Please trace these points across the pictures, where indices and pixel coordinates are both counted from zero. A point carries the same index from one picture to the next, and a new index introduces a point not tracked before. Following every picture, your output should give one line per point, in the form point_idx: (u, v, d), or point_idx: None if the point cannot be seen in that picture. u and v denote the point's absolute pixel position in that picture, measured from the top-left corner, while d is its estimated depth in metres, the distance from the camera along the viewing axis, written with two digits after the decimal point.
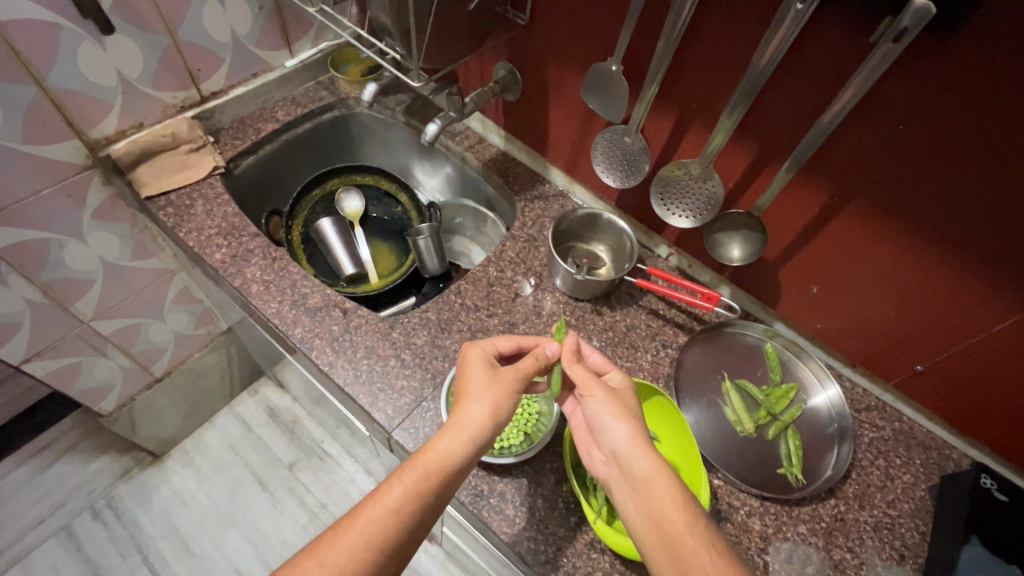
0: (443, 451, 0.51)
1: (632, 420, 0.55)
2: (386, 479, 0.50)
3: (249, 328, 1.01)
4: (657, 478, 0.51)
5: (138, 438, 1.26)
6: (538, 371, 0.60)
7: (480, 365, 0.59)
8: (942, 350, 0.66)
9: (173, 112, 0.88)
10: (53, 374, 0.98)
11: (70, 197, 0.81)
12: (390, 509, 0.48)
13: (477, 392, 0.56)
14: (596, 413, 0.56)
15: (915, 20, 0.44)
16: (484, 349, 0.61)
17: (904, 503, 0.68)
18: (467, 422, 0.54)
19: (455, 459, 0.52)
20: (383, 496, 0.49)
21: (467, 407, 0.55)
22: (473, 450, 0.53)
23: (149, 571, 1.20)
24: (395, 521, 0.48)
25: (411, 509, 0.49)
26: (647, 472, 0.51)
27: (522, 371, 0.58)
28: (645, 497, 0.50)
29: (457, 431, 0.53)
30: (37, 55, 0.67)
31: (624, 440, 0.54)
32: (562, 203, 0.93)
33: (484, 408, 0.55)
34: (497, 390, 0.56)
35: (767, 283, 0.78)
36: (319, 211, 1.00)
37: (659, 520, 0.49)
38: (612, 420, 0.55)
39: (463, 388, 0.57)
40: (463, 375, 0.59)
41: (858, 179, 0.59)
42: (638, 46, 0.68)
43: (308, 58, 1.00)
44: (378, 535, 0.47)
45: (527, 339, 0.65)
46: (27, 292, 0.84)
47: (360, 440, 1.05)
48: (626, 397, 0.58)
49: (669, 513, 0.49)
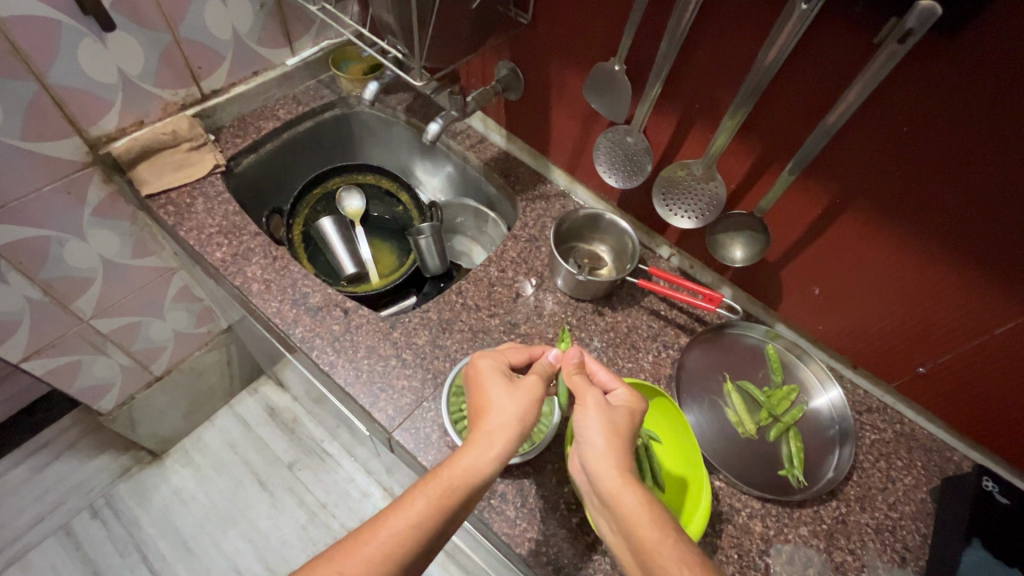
0: (467, 466, 0.51)
1: (612, 433, 0.55)
2: (407, 491, 0.50)
3: (250, 327, 1.01)
4: (624, 492, 0.51)
5: (137, 436, 1.25)
6: (548, 381, 0.60)
7: (498, 376, 0.59)
8: (943, 352, 0.66)
9: (173, 110, 0.88)
10: (53, 373, 0.98)
11: (70, 195, 0.81)
12: (411, 523, 0.48)
13: (500, 407, 0.55)
14: (582, 425, 0.55)
15: (921, 21, 0.43)
16: (499, 360, 0.61)
17: (905, 505, 0.68)
18: (493, 437, 0.53)
19: (479, 476, 0.51)
20: (404, 508, 0.48)
21: (492, 422, 0.54)
22: (498, 466, 0.52)
23: (148, 570, 1.20)
24: (415, 535, 0.48)
25: (432, 524, 0.48)
26: (620, 491, 0.51)
27: (541, 383, 0.59)
28: (620, 513, 0.50)
29: (480, 448, 0.52)
30: (37, 52, 0.67)
31: (597, 456, 0.53)
32: (563, 202, 0.92)
33: (509, 423, 0.54)
34: (520, 403, 0.56)
35: (769, 284, 0.77)
36: (320, 210, 1.00)
37: (635, 534, 0.48)
38: (593, 434, 0.54)
39: (483, 401, 0.57)
40: (481, 387, 0.58)
41: (864, 181, 0.59)
42: (641, 45, 0.68)
43: (309, 56, 1.00)
44: (398, 548, 0.47)
45: (537, 349, 0.66)
46: (27, 290, 0.84)
47: (360, 440, 1.05)
48: (622, 413, 0.57)
49: (642, 528, 0.48)
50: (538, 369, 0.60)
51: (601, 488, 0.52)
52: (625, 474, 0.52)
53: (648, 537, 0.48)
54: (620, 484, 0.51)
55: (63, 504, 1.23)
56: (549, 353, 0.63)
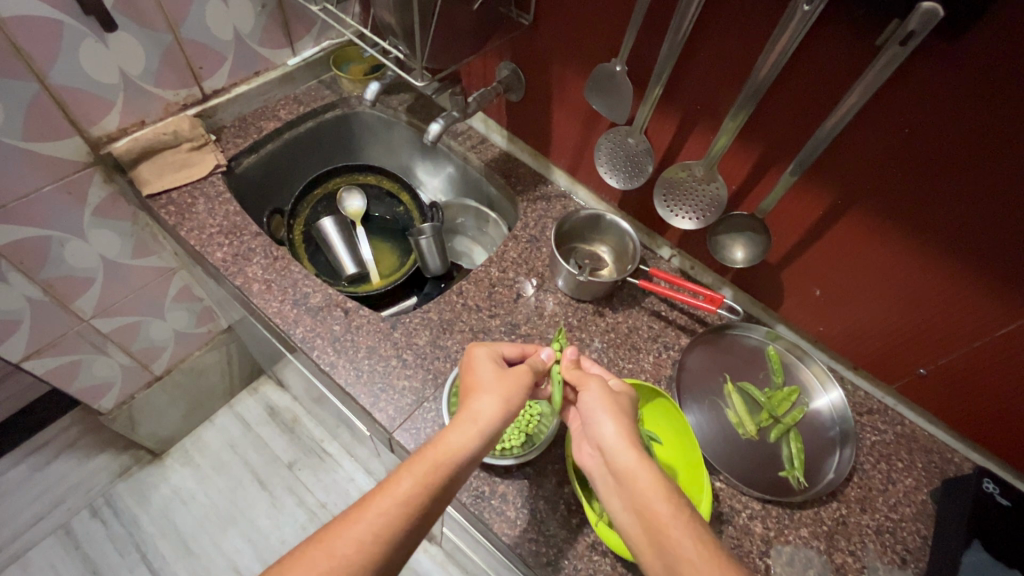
0: (452, 444, 0.51)
1: (621, 416, 0.56)
2: (395, 471, 0.49)
3: (250, 327, 1.01)
4: (640, 469, 0.51)
5: (137, 436, 1.25)
6: (538, 377, 0.61)
7: (488, 364, 0.59)
8: (944, 354, 0.66)
9: (174, 110, 0.88)
10: (53, 373, 0.98)
11: (71, 195, 0.81)
12: (399, 500, 0.47)
13: (485, 388, 0.56)
14: (590, 408, 0.57)
15: (922, 24, 0.44)
16: (491, 350, 0.61)
17: (906, 507, 0.68)
18: (477, 415, 0.53)
19: (465, 452, 0.51)
20: (392, 486, 0.48)
21: (477, 401, 0.55)
22: (482, 444, 0.52)
23: (147, 570, 1.20)
24: (404, 513, 0.47)
25: (420, 501, 0.48)
26: (635, 467, 0.51)
27: (531, 372, 0.59)
28: (632, 492, 0.50)
29: (466, 425, 0.53)
30: (39, 52, 0.67)
31: (611, 438, 0.54)
32: (564, 203, 0.92)
33: (495, 402, 0.55)
34: (506, 386, 0.56)
35: (770, 286, 0.77)
36: (321, 211, 1.00)
37: (647, 509, 0.48)
38: (603, 416, 0.55)
39: (471, 385, 0.57)
40: (470, 374, 0.59)
41: (864, 183, 0.59)
42: (642, 47, 0.68)
43: (310, 56, 1.00)
44: (387, 526, 0.46)
45: (529, 347, 0.66)
46: (28, 290, 0.84)
47: (360, 440, 1.05)
48: (624, 400, 0.58)
49: (655, 505, 0.48)
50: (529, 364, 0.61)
51: (613, 467, 0.52)
52: (640, 450, 0.52)
53: (660, 511, 0.48)
54: (635, 460, 0.51)
55: (63, 503, 1.23)
56: (541, 351, 0.65)
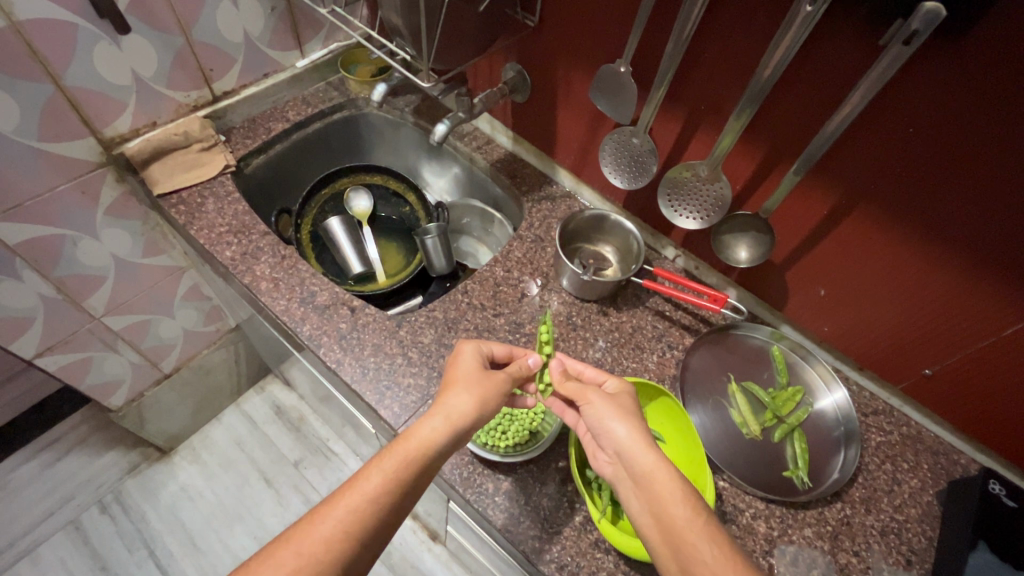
0: (423, 439, 0.52)
1: (632, 420, 0.55)
2: (365, 466, 0.50)
3: (257, 326, 1.03)
4: (659, 473, 0.51)
5: (146, 433, 1.27)
6: (516, 383, 0.61)
7: (473, 360, 0.60)
8: (951, 354, 0.65)
9: (185, 111, 0.89)
10: (64, 370, 0.99)
11: (84, 194, 0.82)
12: (368, 496, 0.48)
13: (462, 384, 0.57)
14: (598, 416, 0.56)
15: (926, 23, 0.44)
16: (480, 347, 0.62)
17: (911, 507, 0.68)
18: (450, 412, 0.54)
19: (436, 448, 0.52)
20: (361, 483, 0.48)
21: (452, 397, 0.55)
22: (453, 440, 0.53)
23: (154, 566, 1.21)
24: (371, 508, 0.47)
25: (390, 497, 0.48)
26: (655, 470, 0.51)
27: (513, 375, 0.60)
28: (650, 495, 0.50)
29: (438, 420, 0.53)
30: (55, 54, 0.68)
31: (625, 440, 0.54)
32: (569, 204, 0.93)
33: (470, 399, 0.55)
34: (485, 385, 0.57)
35: (773, 287, 0.78)
36: (329, 211, 1.01)
37: (666, 515, 0.49)
38: (612, 421, 0.55)
39: (451, 380, 0.58)
40: (452, 367, 0.60)
41: (866, 183, 0.59)
42: (647, 48, 0.68)
43: (319, 58, 1.02)
44: (355, 523, 0.46)
45: (517, 348, 0.66)
46: (41, 287, 0.85)
47: (366, 439, 1.06)
48: (624, 400, 0.58)
49: (672, 509, 0.49)
50: (511, 368, 0.61)
51: (633, 470, 0.52)
52: (654, 449, 0.53)
53: (677, 515, 0.49)
54: (653, 460, 0.52)
55: (73, 499, 1.25)
56: (528, 357, 0.64)
